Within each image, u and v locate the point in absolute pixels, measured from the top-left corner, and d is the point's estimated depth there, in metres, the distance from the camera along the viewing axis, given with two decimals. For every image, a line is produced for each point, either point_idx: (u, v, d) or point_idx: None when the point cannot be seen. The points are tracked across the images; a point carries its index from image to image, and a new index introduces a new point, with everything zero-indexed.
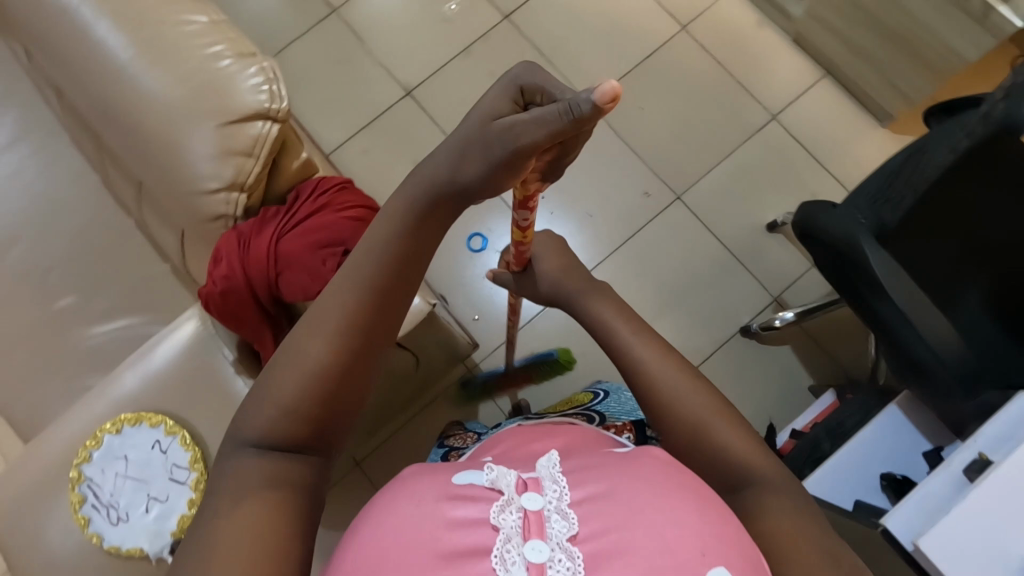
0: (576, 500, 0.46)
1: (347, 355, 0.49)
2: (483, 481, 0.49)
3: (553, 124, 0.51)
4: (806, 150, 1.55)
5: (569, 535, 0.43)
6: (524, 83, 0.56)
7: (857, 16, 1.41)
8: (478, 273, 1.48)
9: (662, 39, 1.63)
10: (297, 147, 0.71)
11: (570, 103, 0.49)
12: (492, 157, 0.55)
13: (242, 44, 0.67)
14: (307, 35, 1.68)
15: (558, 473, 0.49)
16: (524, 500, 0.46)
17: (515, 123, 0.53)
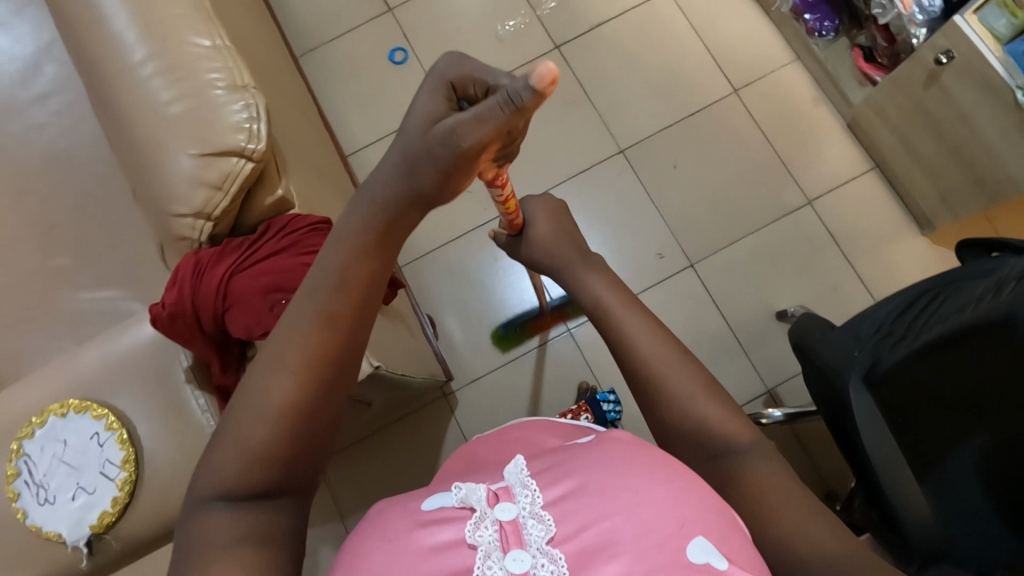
0: (548, 501, 0.48)
1: (310, 385, 0.49)
2: (454, 502, 0.50)
3: (500, 117, 0.54)
4: (837, 242, 1.48)
5: (547, 538, 0.45)
6: (452, 78, 0.59)
7: (916, 117, 1.28)
8: (478, 300, 1.50)
9: (712, 98, 1.57)
10: (275, 182, 0.71)
11: (508, 93, 0.52)
12: (438, 159, 0.56)
13: (238, 74, 0.66)
14: (359, 29, 1.69)
15: (527, 478, 0.51)
16: (497, 511, 0.47)
17: (455, 124, 0.54)
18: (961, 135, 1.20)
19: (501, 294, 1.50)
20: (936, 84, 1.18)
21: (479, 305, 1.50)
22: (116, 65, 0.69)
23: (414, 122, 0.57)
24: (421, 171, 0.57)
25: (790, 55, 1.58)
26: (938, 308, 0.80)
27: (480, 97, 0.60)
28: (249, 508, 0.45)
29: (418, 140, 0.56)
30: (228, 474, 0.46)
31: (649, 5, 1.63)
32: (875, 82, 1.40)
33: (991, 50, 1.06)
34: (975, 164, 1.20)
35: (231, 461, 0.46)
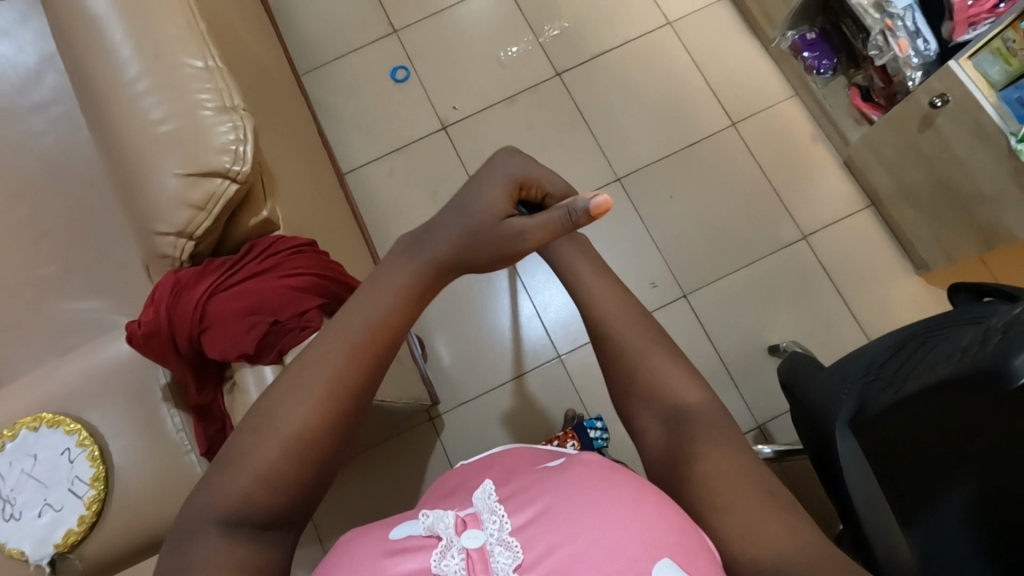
0: (514, 527, 0.47)
1: (330, 417, 0.50)
2: (421, 530, 0.48)
3: (558, 226, 0.61)
4: (830, 279, 1.47)
5: (513, 566, 0.44)
6: (519, 178, 0.67)
7: (910, 158, 1.29)
8: (471, 322, 1.50)
9: (709, 130, 1.58)
10: (261, 203, 0.70)
11: (569, 209, 0.60)
12: (505, 246, 0.62)
13: (229, 95, 0.66)
14: (363, 50, 1.71)
15: (495, 503, 0.49)
16: (464, 540, 0.46)
17: (526, 223, 0.61)
18: (955, 178, 1.20)
19: (491, 317, 1.50)
20: (931, 127, 1.19)
21: (467, 326, 1.49)
22: (105, 79, 0.69)
23: (480, 205, 0.63)
24: (479, 247, 0.62)
25: (788, 91, 1.59)
26: (918, 360, 0.79)
27: (535, 200, 0.70)
28: (243, 536, 0.46)
29: (486, 224, 0.62)
30: (232, 500, 0.46)
31: (651, 37, 1.65)
32: (871, 121, 1.41)
33: (985, 96, 1.07)
34: (968, 208, 1.21)
35: (242, 485, 0.46)
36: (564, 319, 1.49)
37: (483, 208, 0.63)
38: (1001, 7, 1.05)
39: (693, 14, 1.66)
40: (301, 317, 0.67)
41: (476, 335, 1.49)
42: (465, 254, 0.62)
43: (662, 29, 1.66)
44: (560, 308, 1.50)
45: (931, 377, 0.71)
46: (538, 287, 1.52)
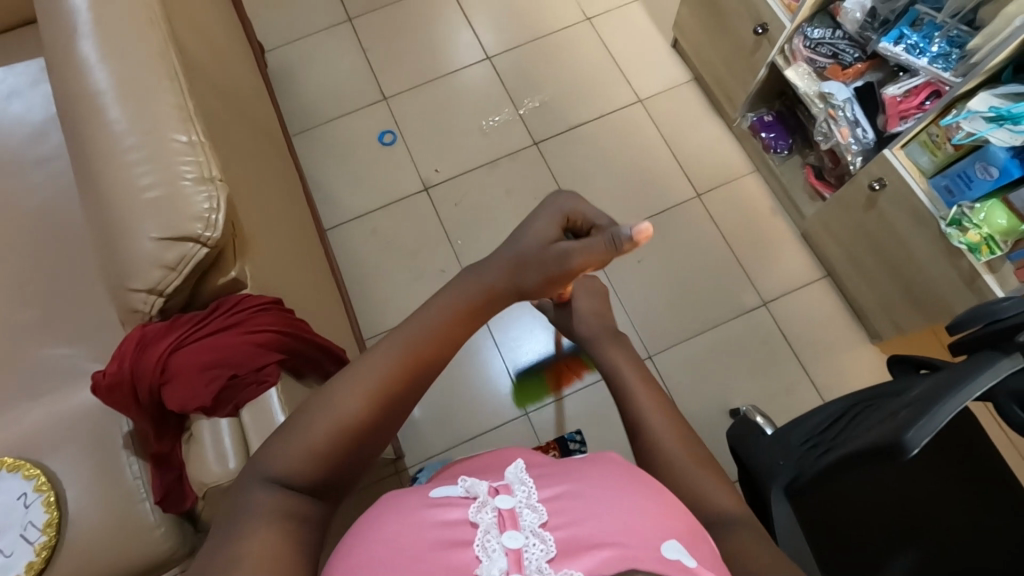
0: (543, 496, 0.54)
1: (375, 408, 0.58)
2: (459, 491, 0.55)
3: (603, 251, 0.68)
4: (790, 346, 1.53)
5: (540, 523, 0.50)
6: (568, 211, 0.72)
7: (858, 235, 1.37)
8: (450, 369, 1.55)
9: (675, 200, 1.67)
10: (230, 263, 0.76)
11: (612, 235, 0.67)
12: (552, 268, 0.69)
13: (208, 167, 0.73)
14: (355, 113, 1.83)
15: (524, 476, 0.56)
16: (497, 500, 0.52)
17: (571, 250, 0.68)
18: (897, 256, 1.28)
19: (462, 374, 1.55)
20: (874, 208, 1.28)
21: (441, 384, 1.54)
22: (99, 146, 0.76)
23: (530, 239, 0.70)
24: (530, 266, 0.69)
25: (749, 166, 1.70)
26: (850, 429, 0.84)
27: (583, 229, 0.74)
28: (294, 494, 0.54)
29: (538, 251, 0.69)
30: (290, 465, 0.55)
31: (622, 113, 1.77)
32: (823, 198, 1.51)
33: (917, 182, 1.16)
34: (911, 284, 1.28)
35: (296, 457, 0.55)
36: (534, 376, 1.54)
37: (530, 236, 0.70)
38: (926, 102, 1.13)
39: (660, 94, 1.79)
40: (258, 369, 0.73)
41: (448, 386, 1.54)
42: (515, 275, 0.69)
43: (632, 106, 1.78)
44: (531, 365, 1.55)
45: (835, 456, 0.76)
46: (512, 343, 1.57)
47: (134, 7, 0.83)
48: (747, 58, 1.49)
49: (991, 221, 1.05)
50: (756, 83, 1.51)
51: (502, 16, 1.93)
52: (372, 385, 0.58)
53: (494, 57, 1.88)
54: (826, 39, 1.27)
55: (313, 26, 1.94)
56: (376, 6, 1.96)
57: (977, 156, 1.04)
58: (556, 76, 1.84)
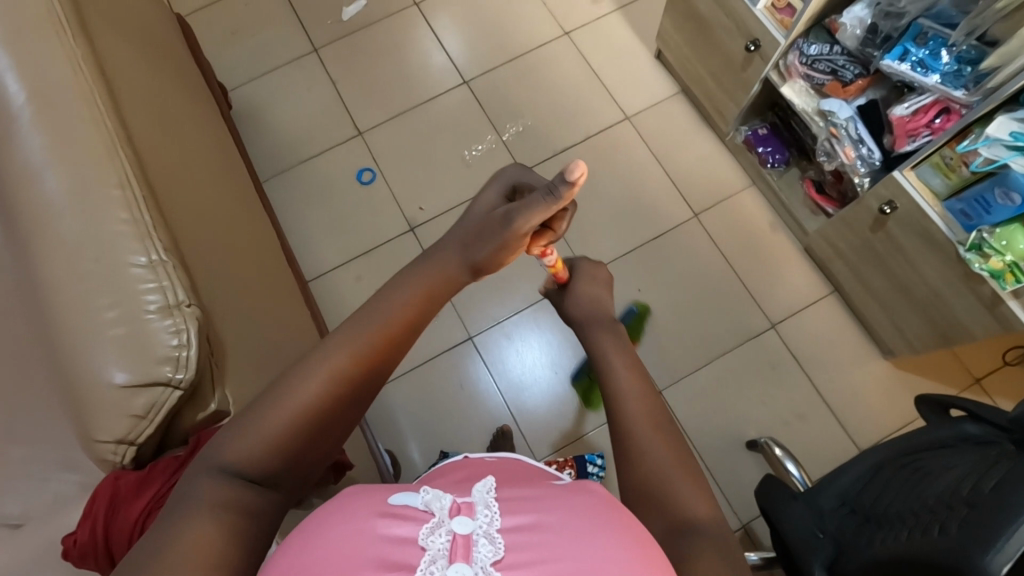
0: (507, 525, 0.44)
1: (334, 392, 0.57)
2: (417, 503, 0.47)
3: (542, 203, 0.66)
4: (801, 368, 1.48)
5: (494, 561, 0.41)
6: (515, 184, 0.77)
7: (866, 254, 1.32)
8: (448, 396, 1.53)
9: (672, 223, 1.61)
10: (208, 395, 0.68)
11: (551, 186, 0.65)
12: (496, 229, 0.69)
13: (173, 292, 0.64)
14: (331, 151, 1.73)
15: (493, 499, 0.46)
16: (454, 523, 0.44)
17: (510, 208, 0.68)
18: (911, 278, 1.22)
19: (464, 404, 1.53)
20: (883, 229, 1.22)
21: (442, 415, 1.52)
22: (45, 267, 0.67)
23: (478, 207, 0.74)
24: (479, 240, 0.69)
25: (745, 180, 1.63)
26: (891, 502, 0.80)
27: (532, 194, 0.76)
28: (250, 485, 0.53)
29: (482, 218, 0.71)
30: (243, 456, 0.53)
31: (610, 133, 1.70)
32: (830, 214, 1.46)
33: (930, 205, 1.10)
34: (924, 305, 1.23)
35: (249, 449, 0.53)
36: (531, 393, 1.53)
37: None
38: (936, 121, 1.06)
39: (648, 109, 1.72)
40: None
41: (446, 413, 1.52)
42: (466, 254, 0.69)
43: (620, 124, 1.71)
44: (526, 380, 1.54)
45: (885, 551, 0.71)
46: (513, 378, 1.55)
47: (73, 99, 0.73)
48: (738, 73, 1.42)
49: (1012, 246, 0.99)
50: (749, 98, 1.44)
51: (477, 36, 1.84)
52: (329, 370, 0.57)
53: (472, 81, 1.79)
54: (823, 55, 1.19)
55: (277, 59, 1.84)
56: (343, 34, 1.86)
57: (996, 181, 0.97)
58: (538, 97, 1.75)
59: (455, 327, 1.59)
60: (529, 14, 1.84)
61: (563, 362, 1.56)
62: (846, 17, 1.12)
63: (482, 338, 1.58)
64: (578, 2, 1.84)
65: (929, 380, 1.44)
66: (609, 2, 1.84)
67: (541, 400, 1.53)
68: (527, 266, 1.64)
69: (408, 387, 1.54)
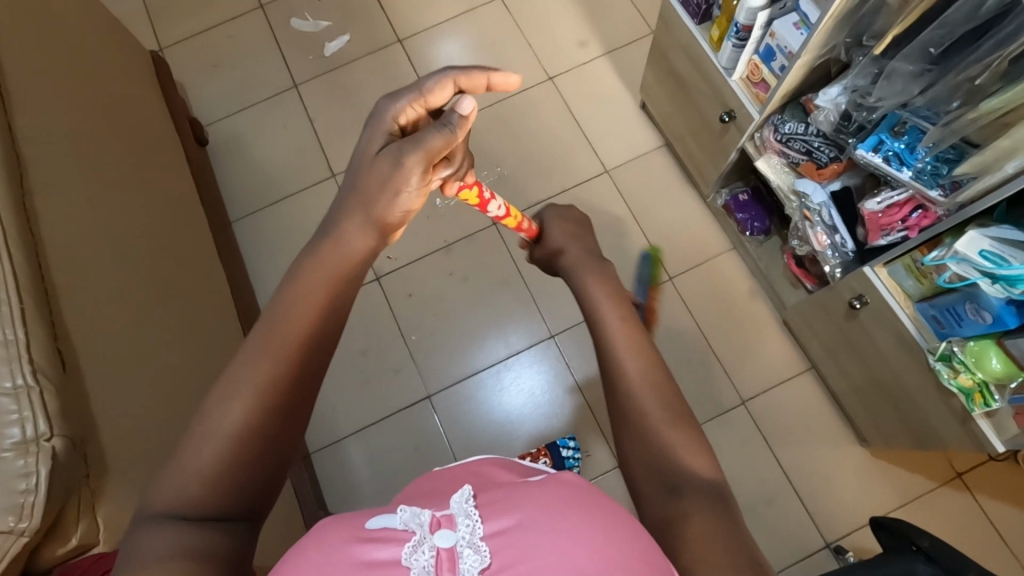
0: (489, 534, 0.44)
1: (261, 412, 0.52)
2: (396, 523, 0.47)
3: (441, 140, 0.63)
4: (772, 450, 1.40)
5: (481, 570, 0.42)
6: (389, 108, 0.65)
7: (838, 341, 1.24)
8: (408, 439, 1.50)
9: (645, 284, 1.54)
10: (69, 528, 0.65)
11: (443, 119, 0.64)
12: (392, 175, 0.63)
13: (33, 425, 0.62)
14: (303, 192, 1.71)
15: (470, 507, 0.47)
16: (436, 538, 0.44)
17: (397, 148, 0.63)
18: (883, 374, 1.14)
19: (424, 445, 1.50)
20: (856, 320, 1.14)
21: (402, 460, 1.49)
22: None
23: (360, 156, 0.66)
24: (381, 193, 0.63)
25: (725, 244, 1.56)
26: None
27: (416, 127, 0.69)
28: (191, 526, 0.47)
29: (370, 168, 0.64)
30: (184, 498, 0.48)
31: (587, 186, 1.64)
32: (810, 289, 1.35)
33: (902, 307, 1.03)
34: (897, 405, 1.14)
35: (184, 490, 0.48)
36: (497, 423, 1.50)
37: (370, 154, 0.65)
38: (912, 217, 0.98)
39: (628, 163, 1.65)
40: None
41: (409, 454, 1.49)
42: (367, 213, 0.63)
43: (598, 177, 1.64)
44: (491, 412, 1.52)
45: None
46: (475, 412, 1.52)
47: None
48: (716, 139, 1.34)
49: (984, 366, 0.91)
50: (727, 164, 1.36)
51: None
52: (248, 391, 0.52)
53: None
54: (797, 134, 1.12)
55: (255, 95, 1.81)
56: (324, 70, 1.82)
57: (968, 295, 0.90)
58: (514, 144, 1.70)
59: (414, 383, 1.54)
60: (513, 57, 1.79)
61: (533, 400, 1.52)
62: (821, 99, 1.03)
63: (441, 394, 1.53)
64: (564, 46, 1.78)
65: (906, 471, 1.36)
66: (596, 46, 1.77)
67: (513, 439, 1.49)
68: (495, 312, 1.58)
69: (367, 439, 1.51)
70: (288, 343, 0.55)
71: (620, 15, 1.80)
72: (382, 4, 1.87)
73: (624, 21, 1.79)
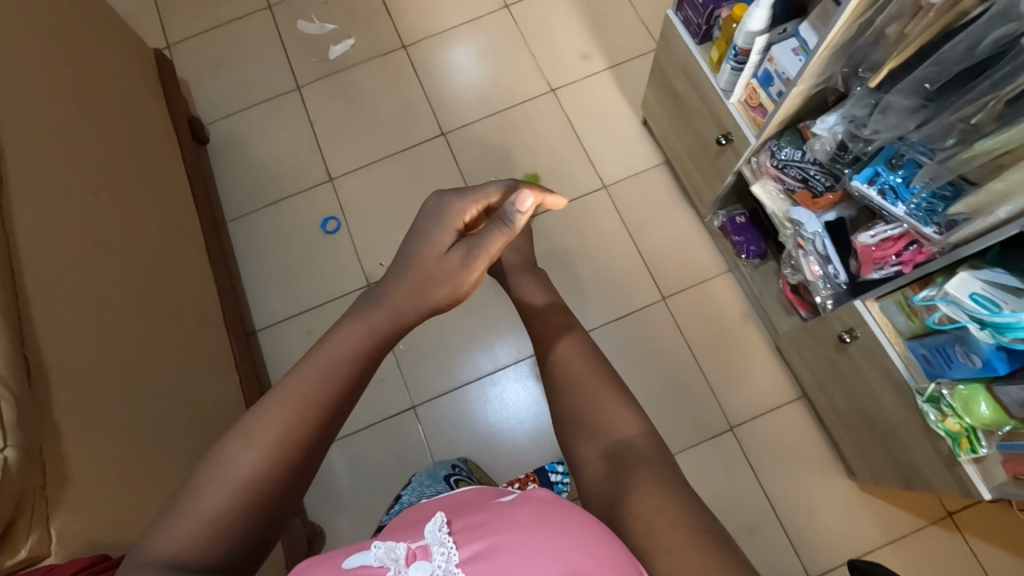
0: (465, 561, 0.44)
1: (273, 461, 0.53)
2: (370, 559, 0.46)
3: (499, 236, 0.68)
4: (758, 479, 1.38)
5: None
6: (456, 207, 0.72)
7: (829, 373, 1.21)
8: (392, 448, 1.49)
9: (638, 304, 1.52)
10: (19, 541, 0.64)
11: (502, 217, 0.68)
12: (456, 266, 0.67)
13: None
14: (300, 194, 1.70)
15: (445, 535, 0.46)
16: (413, 570, 0.44)
17: (463, 243, 0.68)
18: (872, 410, 1.11)
19: (407, 454, 1.49)
20: (846, 354, 1.11)
21: (384, 469, 1.48)
22: None
23: (425, 244, 0.69)
24: (442, 280, 0.67)
25: (721, 266, 1.53)
26: None
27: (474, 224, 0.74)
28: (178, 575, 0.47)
29: (436, 258, 0.68)
30: (192, 547, 0.49)
31: (583, 200, 1.62)
32: (804, 317, 1.31)
33: (892, 343, 1.00)
34: (885, 442, 1.11)
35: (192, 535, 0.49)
36: (482, 435, 1.49)
37: (437, 246, 0.69)
38: (906, 251, 0.95)
39: (627, 179, 1.63)
40: None
41: (392, 463, 1.48)
42: (423, 295, 0.66)
43: (596, 192, 1.63)
44: (477, 422, 1.50)
45: None
46: (462, 421, 1.51)
47: None
48: (713, 162, 1.33)
49: (972, 411, 0.88)
50: (723, 187, 1.34)
51: (460, 86, 1.78)
52: (268, 441, 0.53)
53: (449, 133, 1.73)
54: (793, 161, 1.09)
55: (257, 96, 1.81)
56: (326, 73, 1.82)
57: (957, 338, 0.87)
58: (513, 156, 1.68)
59: (399, 393, 1.53)
60: (516, 67, 1.77)
61: (521, 414, 1.50)
62: (818, 127, 1.00)
63: (427, 405, 1.52)
64: (567, 58, 1.77)
65: (895, 508, 1.33)
66: (600, 60, 1.75)
67: (499, 453, 1.48)
68: (485, 324, 1.57)
69: (351, 446, 1.50)
70: (309, 391, 0.56)
71: (625, 29, 1.78)
72: (388, 8, 1.87)
73: (629, 36, 1.77)
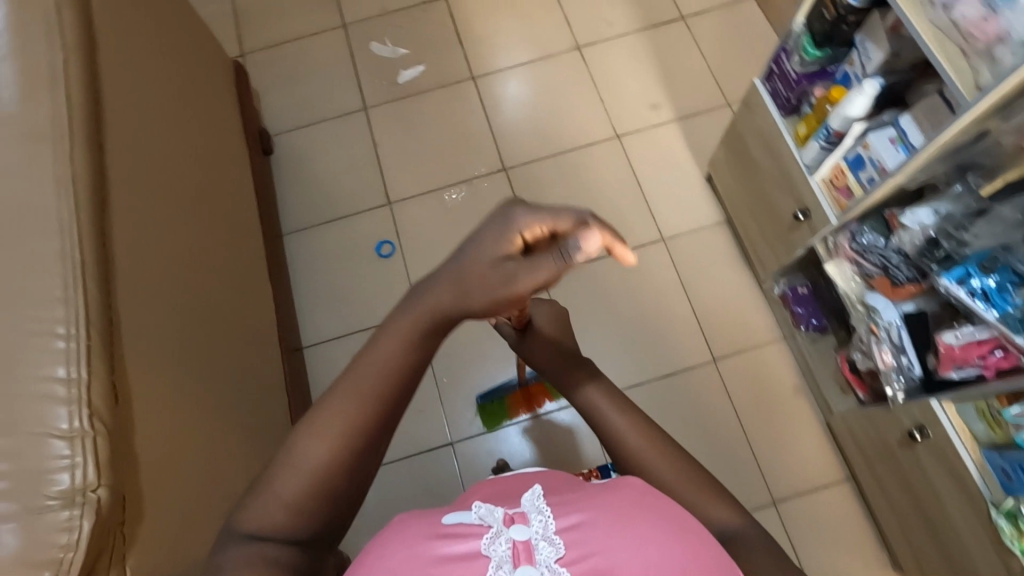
0: (560, 527, 0.50)
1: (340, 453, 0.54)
2: (472, 518, 0.52)
3: (553, 270, 0.52)
4: (799, 559, 1.34)
5: (556, 558, 0.47)
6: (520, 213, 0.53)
7: (888, 463, 1.18)
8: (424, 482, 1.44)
9: (688, 362, 1.50)
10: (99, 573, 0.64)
11: (564, 250, 0.52)
12: (499, 290, 0.53)
13: (84, 471, 0.62)
14: (358, 214, 1.71)
15: (541, 505, 0.52)
16: (512, 531, 0.50)
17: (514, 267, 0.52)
18: (933, 510, 1.08)
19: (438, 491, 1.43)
20: (912, 448, 1.09)
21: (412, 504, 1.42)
22: None
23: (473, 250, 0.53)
24: (480, 297, 0.53)
25: (776, 333, 1.51)
26: None
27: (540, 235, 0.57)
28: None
29: (482, 268, 0.53)
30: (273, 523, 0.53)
31: (641, 250, 1.61)
32: (860, 399, 1.23)
33: (968, 450, 0.98)
34: (945, 544, 1.08)
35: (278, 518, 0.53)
36: None
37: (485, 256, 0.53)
38: (992, 356, 0.93)
39: (686, 234, 1.62)
40: None
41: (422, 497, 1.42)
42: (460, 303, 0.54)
43: (654, 244, 1.61)
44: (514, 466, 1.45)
45: None
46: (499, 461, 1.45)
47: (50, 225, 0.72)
48: (784, 233, 1.31)
49: None
50: (792, 259, 1.33)
51: (526, 122, 1.78)
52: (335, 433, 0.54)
53: (511, 168, 1.74)
54: (875, 247, 1.06)
55: (324, 112, 1.83)
56: (394, 97, 1.84)
57: None
58: (572, 197, 1.68)
59: (437, 427, 1.48)
60: (584, 109, 1.78)
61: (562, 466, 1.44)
62: (908, 218, 1.00)
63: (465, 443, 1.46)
64: (636, 106, 1.77)
65: None
66: (668, 111, 1.75)
67: None
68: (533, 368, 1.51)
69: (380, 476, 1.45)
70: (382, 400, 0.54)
71: (696, 83, 1.78)
72: (462, 38, 1.89)
73: (700, 90, 1.77)
